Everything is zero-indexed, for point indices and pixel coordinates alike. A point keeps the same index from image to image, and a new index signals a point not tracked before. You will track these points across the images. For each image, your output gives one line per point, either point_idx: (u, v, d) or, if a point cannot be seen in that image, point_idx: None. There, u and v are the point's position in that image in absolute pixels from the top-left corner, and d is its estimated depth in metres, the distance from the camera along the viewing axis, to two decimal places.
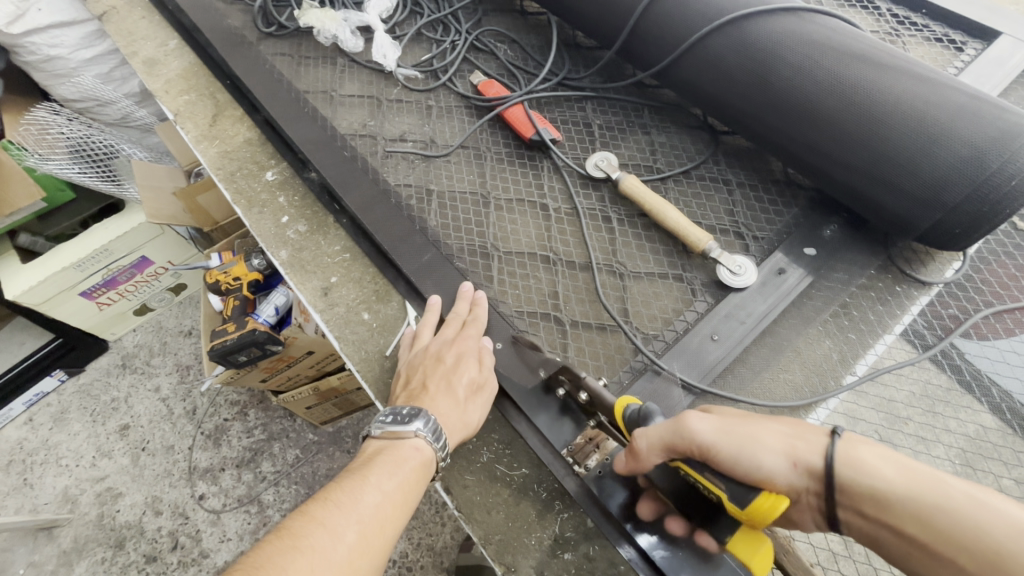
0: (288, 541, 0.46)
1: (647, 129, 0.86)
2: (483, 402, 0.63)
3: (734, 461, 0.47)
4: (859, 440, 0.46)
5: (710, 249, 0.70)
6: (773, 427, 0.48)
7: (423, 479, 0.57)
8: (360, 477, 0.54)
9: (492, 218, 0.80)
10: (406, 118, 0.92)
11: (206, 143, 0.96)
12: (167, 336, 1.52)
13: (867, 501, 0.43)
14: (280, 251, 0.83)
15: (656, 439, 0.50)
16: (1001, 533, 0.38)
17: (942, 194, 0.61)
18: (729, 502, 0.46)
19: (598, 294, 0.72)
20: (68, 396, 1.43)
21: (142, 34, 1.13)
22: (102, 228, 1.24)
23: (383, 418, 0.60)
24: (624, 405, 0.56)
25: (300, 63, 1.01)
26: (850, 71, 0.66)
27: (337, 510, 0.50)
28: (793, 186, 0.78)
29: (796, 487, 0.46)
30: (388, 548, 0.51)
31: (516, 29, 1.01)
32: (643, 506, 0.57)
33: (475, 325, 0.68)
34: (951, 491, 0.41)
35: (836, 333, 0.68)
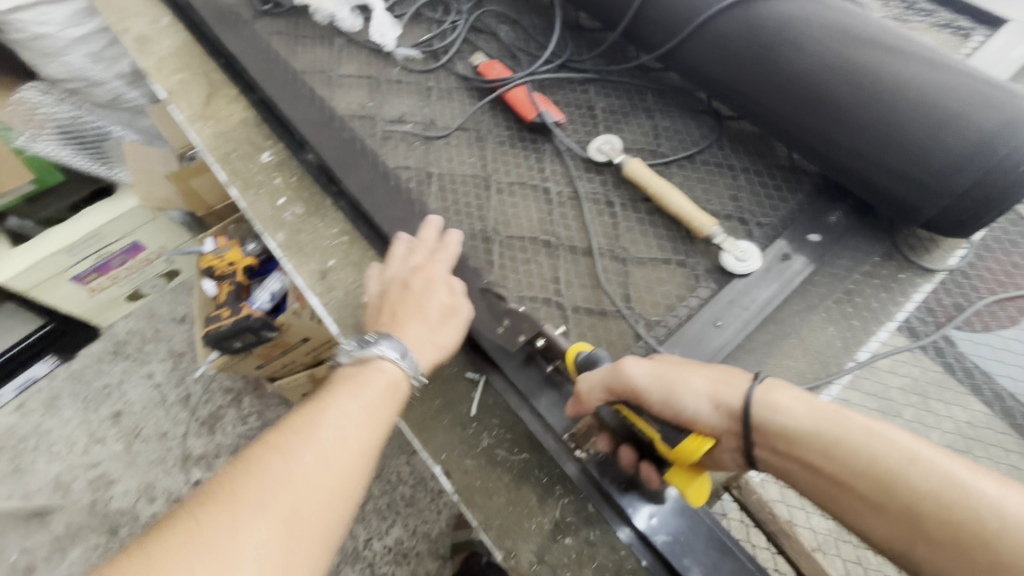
0: (243, 467, 0.46)
1: (651, 114, 0.85)
2: (455, 324, 0.64)
3: (664, 403, 0.52)
4: (776, 383, 0.51)
5: (714, 235, 0.69)
6: (701, 372, 0.53)
7: (391, 400, 0.55)
8: (321, 400, 0.53)
9: (493, 202, 0.79)
10: (406, 99, 0.90)
11: (200, 122, 0.94)
12: (160, 322, 1.50)
13: (779, 438, 0.49)
14: (276, 235, 0.81)
15: (596, 382, 0.54)
16: (897, 464, 0.44)
17: (948, 181, 0.61)
18: (660, 443, 0.53)
19: (600, 279, 0.71)
20: (60, 381, 1.41)
21: (133, 10, 1.10)
22: (93, 212, 1.22)
23: (349, 347, 0.60)
24: (575, 352, 0.59)
25: (297, 42, 0.99)
26: (861, 55, 0.65)
27: (294, 433, 0.48)
28: (799, 172, 0.77)
29: (718, 429, 0.51)
30: (357, 468, 0.49)
31: (518, 10, 0.99)
32: (599, 440, 0.59)
33: (445, 255, 0.68)
34: (853, 425, 0.47)
35: (839, 320, 0.67)
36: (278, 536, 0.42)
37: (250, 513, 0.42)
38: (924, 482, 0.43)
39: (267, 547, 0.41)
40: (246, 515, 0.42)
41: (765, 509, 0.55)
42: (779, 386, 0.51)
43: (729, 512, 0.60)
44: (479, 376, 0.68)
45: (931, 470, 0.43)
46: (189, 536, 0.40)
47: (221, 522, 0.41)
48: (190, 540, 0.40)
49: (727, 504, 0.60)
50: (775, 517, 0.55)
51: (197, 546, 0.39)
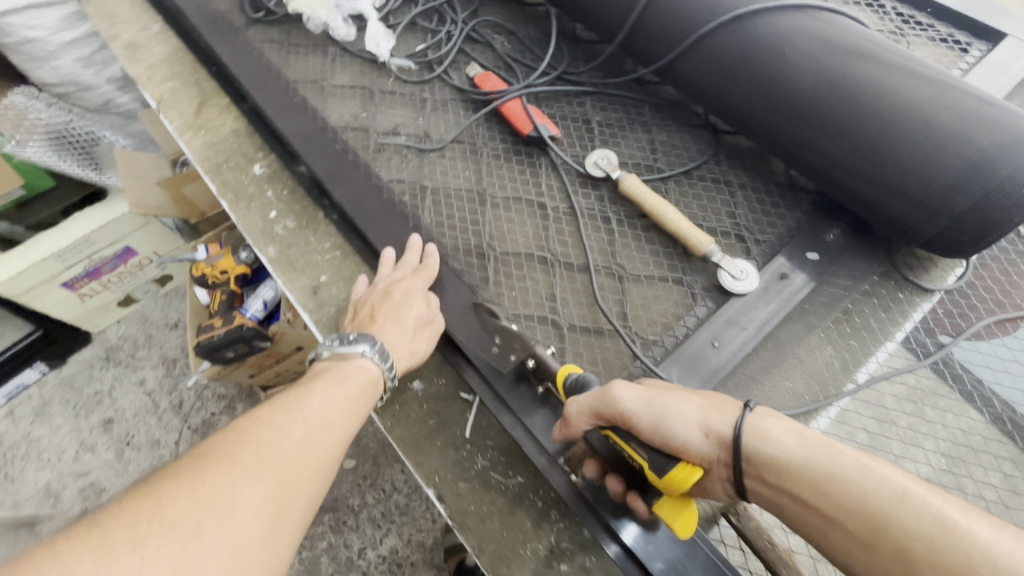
0: (233, 434, 0.47)
1: (648, 127, 0.84)
2: (430, 335, 0.67)
3: (653, 430, 0.51)
4: (766, 412, 0.50)
5: (712, 253, 0.68)
6: (691, 399, 0.52)
7: (370, 392, 0.59)
8: (305, 387, 0.56)
9: (489, 216, 0.78)
10: (400, 110, 0.89)
11: (191, 132, 0.93)
12: (151, 329, 1.49)
13: (769, 470, 0.48)
14: (268, 248, 0.80)
15: (584, 404, 0.54)
16: (888, 501, 0.43)
17: (941, 203, 0.61)
18: (649, 471, 0.51)
19: (596, 297, 0.70)
20: (50, 388, 1.39)
21: (124, 17, 1.08)
22: (83, 218, 1.20)
23: (331, 342, 0.63)
24: (565, 373, 0.59)
25: (290, 51, 0.97)
26: (857, 71, 0.64)
27: (282, 411, 0.51)
28: (797, 189, 0.76)
29: (708, 459, 0.50)
30: (337, 449, 0.53)
31: (514, 20, 0.98)
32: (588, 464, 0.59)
33: (426, 272, 0.70)
34: (844, 458, 0.46)
35: (838, 339, 0.67)
36: (272, 499, 0.44)
37: (250, 474, 0.44)
38: (916, 522, 0.41)
39: (263, 508, 0.43)
40: (245, 476, 0.43)
41: (764, 537, 0.54)
42: (770, 416, 0.51)
43: (727, 538, 0.59)
44: (473, 398, 0.67)
45: (922, 509, 0.42)
46: (193, 489, 0.40)
47: (224, 479, 0.42)
48: (193, 492, 0.40)
49: (725, 530, 0.59)
50: (773, 545, 0.54)
51: (200, 496, 0.40)
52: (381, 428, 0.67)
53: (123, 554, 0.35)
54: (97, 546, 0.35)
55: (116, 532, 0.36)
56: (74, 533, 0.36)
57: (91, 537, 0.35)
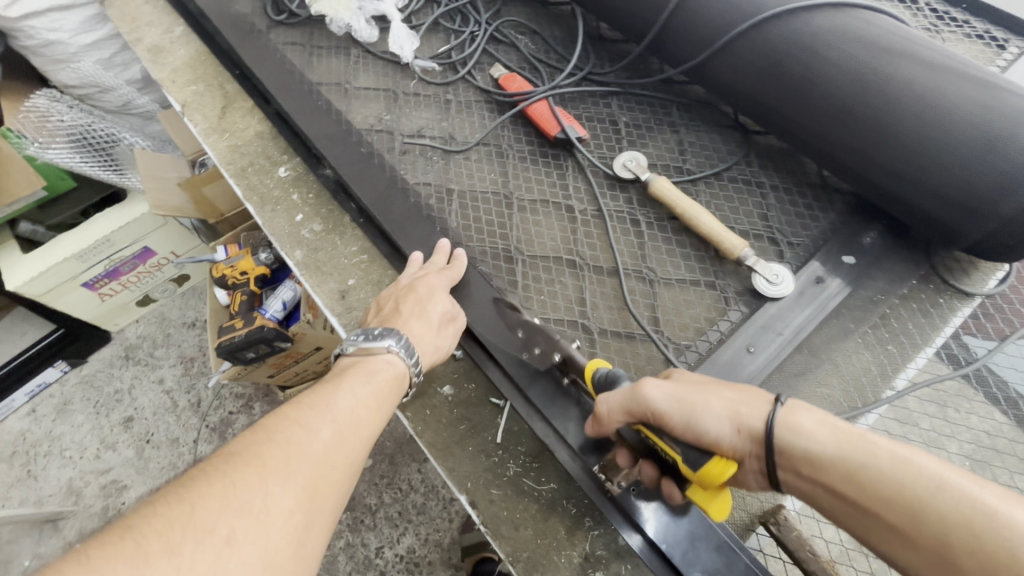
0: (263, 435, 0.46)
1: (676, 128, 0.83)
2: (455, 332, 0.66)
3: (685, 427, 0.49)
4: (798, 405, 0.48)
5: (746, 257, 0.67)
6: (720, 393, 0.50)
7: (397, 388, 0.58)
8: (333, 385, 0.55)
9: (515, 220, 0.77)
10: (424, 112, 0.89)
11: (215, 135, 0.93)
12: (171, 328, 1.50)
13: (802, 463, 0.46)
14: (295, 251, 0.80)
15: (615, 404, 0.53)
16: (924, 489, 0.41)
17: (978, 204, 0.60)
18: (683, 465, 0.50)
19: (627, 301, 0.69)
20: (71, 387, 1.41)
21: (147, 20, 1.09)
22: (105, 218, 1.21)
23: (355, 337, 0.62)
24: (594, 369, 0.59)
25: (313, 53, 0.97)
26: (898, 70, 0.63)
27: (311, 410, 0.50)
28: (830, 190, 0.75)
29: (741, 452, 0.48)
30: (365, 448, 0.52)
31: (538, 20, 0.97)
32: (619, 455, 0.57)
33: (451, 271, 0.69)
34: (880, 450, 0.44)
35: (875, 345, 0.65)
36: (303, 503, 0.43)
37: (281, 478, 0.43)
38: (954, 509, 0.40)
39: (294, 513, 0.42)
40: (276, 479, 0.43)
41: (806, 547, 0.53)
42: (802, 408, 0.48)
43: (765, 547, 0.58)
44: (504, 403, 0.66)
45: (960, 498, 0.40)
46: (225, 496, 0.39)
47: (256, 485, 0.41)
48: (225, 499, 0.39)
49: (763, 538, 0.58)
50: (816, 555, 0.53)
51: (231, 503, 0.39)
52: (412, 432, 0.67)
53: (158, 564, 0.34)
54: (132, 556, 0.34)
55: (149, 542, 0.35)
56: (107, 540, 0.35)
57: (124, 546, 0.35)
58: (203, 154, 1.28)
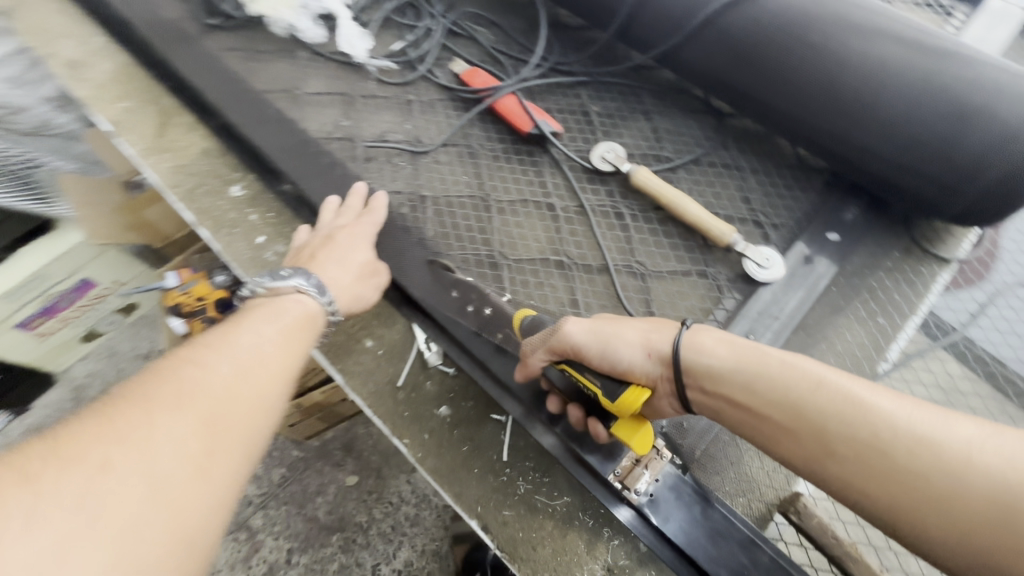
0: (151, 374, 0.41)
1: (649, 114, 0.81)
2: (378, 283, 0.66)
3: (601, 357, 0.55)
4: (701, 327, 0.54)
5: (736, 243, 0.66)
6: (634, 324, 0.56)
7: (308, 328, 0.53)
8: (237, 323, 0.50)
9: (496, 223, 0.74)
10: (385, 115, 0.84)
11: (156, 156, 0.84)
12: (121, 362, 1.39)
13: (705, 377, 0.52)
14: (261, 277, 0.74)
15: (538, 344, 0.58)
16: (807, 389, 0.47)
17: (910, 169, 0.64)
18: (602, 397, 0.54)
19: (620, 298, 0.67)
20: (16, 438, 1.29)
21: (60, 31, 0.98)
22: (33, 251, 1.09)
23: (261, 280, 0.57)
24: (521, 316, 0.62)
25: (255, 58, 0.90)
26: (850, 50, 0.63)
27: (208, 348, 0.45)
28: (806, 167, 0.74)
29: (653, 377, 0.54)
30: (282, 387, 0.46)
31: (494, 10, 0.93)
32: (550, 401, 0.61)
33: (371, 215, 0.69)
34: (770, 359, 0.50)
35: (868, 318, 0.65)
36: (193, 434, 0.38)
37: (167, 409, 0.38)
38: (830, 403, 0.45)
39: (187, 445, 0.38)
40: (162, 411, 0.38)
41: (829, 534, 0.53)
42: (705, 330, 0.55)
43: (785, 536, 0.58)
44: (506, 418, 0.63)
45: (833, 392, 0.46)
46: (98, 431, 0.35)
47: (137, 420, 0.37)
48: (98, 435, 0.35)
49: (782, 527, 0.58)
50: (838, 540, 0.53)
51: (106, 438, 0.35)
52: (412, 460, 0.63)
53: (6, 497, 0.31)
54: None
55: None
56: None
57: None
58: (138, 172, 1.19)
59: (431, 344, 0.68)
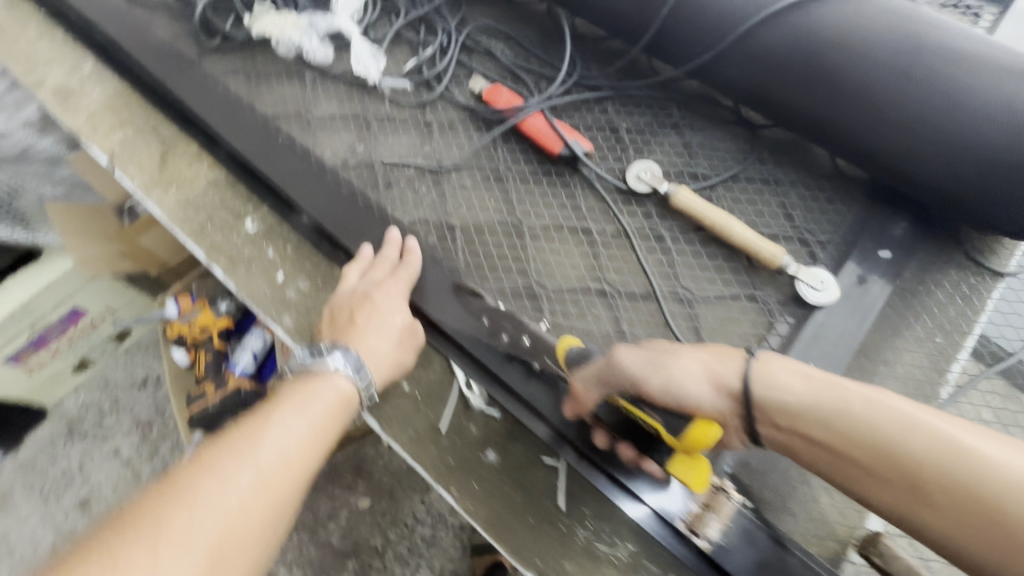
0: (173, 488, 0.45)
1: (680, 129, 0.77)
2: (414, 344, 0.64)
3: (664, 392, 0.51)
4: (771, 357, 0.49)
5: (787, 265, 0.64)
6: (693, 354, 0.51)
7: (335, 418, 0.55)
8: (265, 417, 0.52)
9: (530, 250, 0.70)
10: (402, 138, 0.80)
11: (160, 189, 0.80)
12: (117, 392, 1.33)
13: (780, 415, 0.47)
14: (283, 318, 0.70)
15: (591, 378, 0.55)
16: (896, 430, 0.42)
17: (950, 175, 0.62)
18: (666, 433, 0.53)
19: (669, 327, 0.65)
20: (11, 475, 1.24)
21: (46, 57, 0.92)
22: (17, 281, 1.03)
23: (301, 358, 0.59)
24: (566, 346, 0.59)
25: (259, 81, 0.85)
26: (897, 58, 0.61)
27: (229, 456, 0.48)
28: (849, 180, 0.72)
29: (723, 413, 0.50)
30: (291, 496, 0.49)
31: (510, 22, 0.89)
32: (597, 436, 0.58)
33: (406, 270, 0.66)
34: (852, 395, 0.45)
35: (923, 337, 0.63)
36: (200, 567, 0.42)
37: (181, 540, 0.42)
38: (926, 450, 0.41)
39: None
40: (173, 544, 0.41)
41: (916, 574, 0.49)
42: (773, 358, 0.49)
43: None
44: (560, 462, 0.60)
45: (930, 436, 0.41)
46: (114, 567, 0.39)
47: (151, 553, 0.40)
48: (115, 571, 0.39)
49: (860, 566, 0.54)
50: None
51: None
52: (461, 512, 0.59)
53: None
54: None
55: None
56: None
57: None
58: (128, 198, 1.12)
59: (472, 385, 0.64)
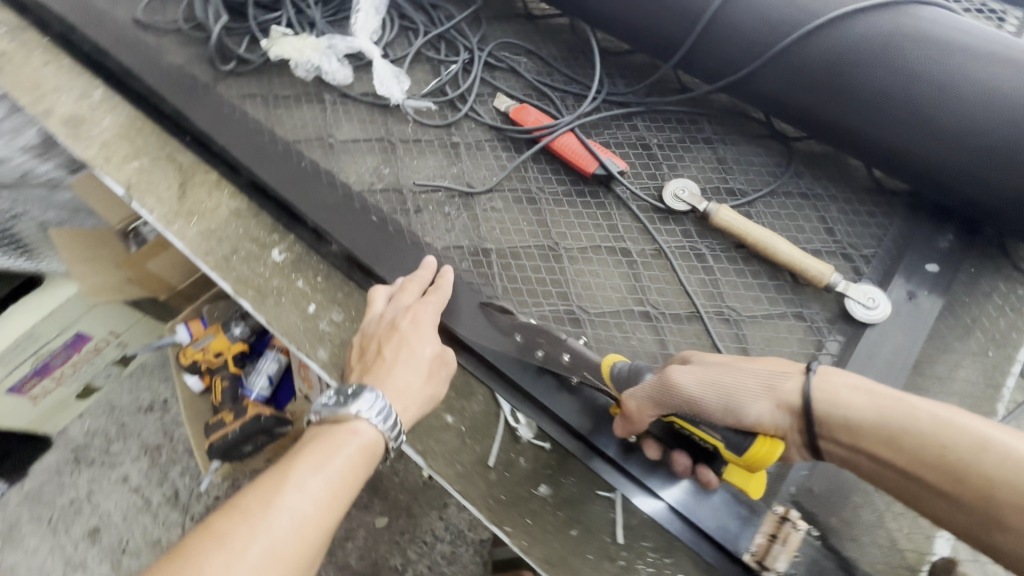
0: (181, 562, 0.41)
1: (712, 143, 0.76)
2: (445, 375, 0.61)
3: (723, 411, 0.50)
4: (832, 372, 0.47)
5: (835, 283, 0.62)
6: (752, 371, 0.50)
7: (357, 471, 0.50)
8: (281, 472, 0.48)
9: (569, 273, 0.69)
10: (428, 160, 0.78)
11: (181, 221, 0.77)
12: (124, 417, 1.29)
13: (842, 431, 0.46)
14: (318, 351, 0.68)
15: (646, 398, 0.53)
16: (968, 450, 0.41)
17: (966, 171, 0.62)
18: (726, 451, 0.51)
19: (717, 348, 0.63)
20: (15, 508, 1.19)
21: (53, 85, 0.89)
22: (18, 310, 0.99)
23: (326, 401, 0.54)
24: (611, 363, 0.57)
25: (277, 104, 0.83)
26: (941, 73, 0.60)
27: (240, 522, 0.44)
28: (888, 192, 0.71)
29: (783, 429, 0.48)
30: (306, 566, 0.45)
31: (530, 38, 0.88)
32: (650, 446, 0.57)
33: (438, 294, 0.64)
34: (919, 411, 0.43)
35: (975, 352, 0.62)
36: None
37: None
38: (1002, 471, 0.39)
39: None
40: None
41: None
42: (834, 372, 0.48)
43: None
44: (615, 494, 0.58)
45: (1005, 455, 0.39)
46: None
47: None
48: None
49: None
50: None
51: None
52: (516, 550, 0.57)
53: None
54: None
55: None
56: None
57: None
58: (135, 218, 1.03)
59: (518, 415, 0.63)
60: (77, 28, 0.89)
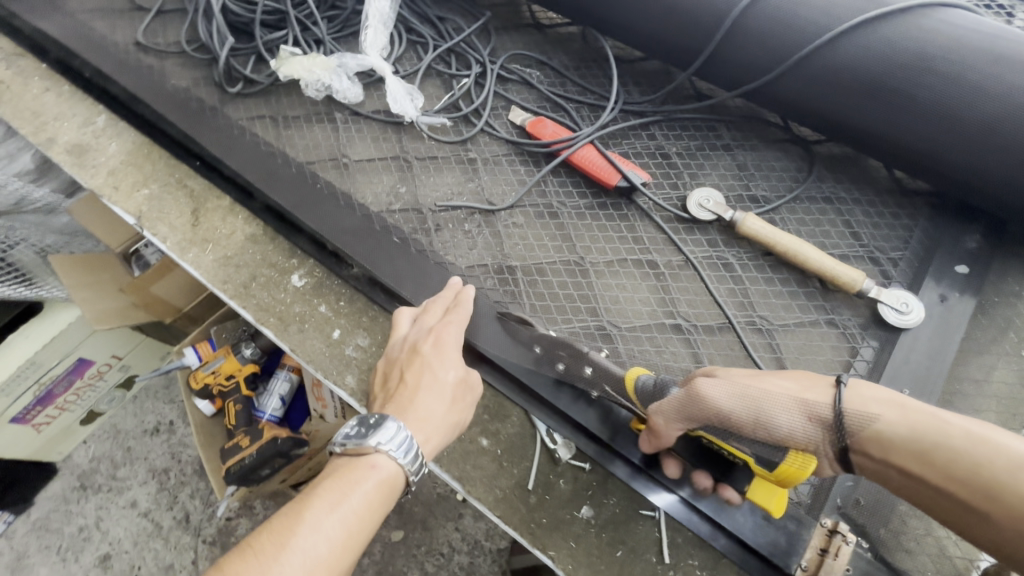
0: None
1: (731, 150, 0.76)
2: (470, 400, 0.58)
3: (755, 426, 0.48)
4: (863, 385, 0.47)
5: (868, 289, 0.62)
6: (780, 383, 0.48)
7: (376, 507, 0.49)
8: (297, 510, 0.47)
9: (597, 287, 0.68)
10: (446, 177, 0.77)
11: (196, 249, 0.75)
12: (129, 441, 1.26)
13: (874, 446, 0.45)
14: (345, 378, 0.67)
15: (672, 413, 0.51)
16: (1004, 468, 0.40)
17: (987, 169, 0.62)
18: (757, 466, 0.49)
19: (751, 359, 0.63)
20: (21, 538, 1.16)
21: (55, 113, 0.87)
22: (20, 339, 0.97)
23: (346, 432, 0.53)
24: (635, 376, 0.56)
25: (287, 124, 0.81)
26: (967, 75, 0.59)
27: (253, 564, 0.43)
28: (911, 194, 0.71)
29: (814, 442, 0.47)
30: None
31: (541, 49, 0.87)
32: (668, 464, 0.56)
33: (459, 311, 0.61)
34: (954, 428, 0.43)
35: (1007, 353, 0.62)
36: None
37: None
38: None
39: None
40: None
41: None
42: (864, 386, 0.47)
43: None
44: (658, 513, 0.58)
45: None
46: None
47: None
48: None
49: None
50: None
51: None
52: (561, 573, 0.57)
53: None
54: None
55: None
56: None
57: None
58: (139, 239, 1.02)
59: (555, 436, 0.62)
60: (78, 54, 0.87)
